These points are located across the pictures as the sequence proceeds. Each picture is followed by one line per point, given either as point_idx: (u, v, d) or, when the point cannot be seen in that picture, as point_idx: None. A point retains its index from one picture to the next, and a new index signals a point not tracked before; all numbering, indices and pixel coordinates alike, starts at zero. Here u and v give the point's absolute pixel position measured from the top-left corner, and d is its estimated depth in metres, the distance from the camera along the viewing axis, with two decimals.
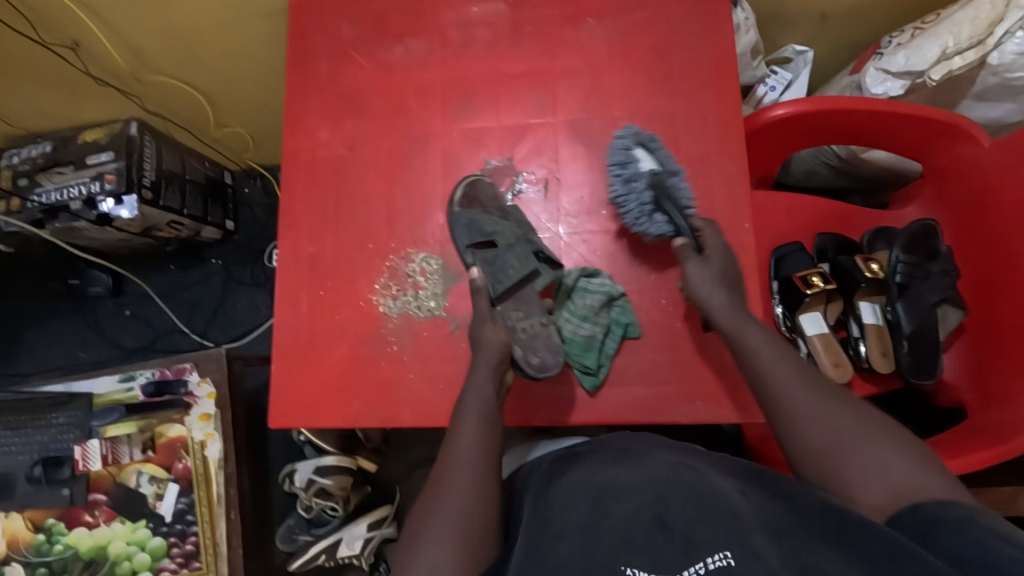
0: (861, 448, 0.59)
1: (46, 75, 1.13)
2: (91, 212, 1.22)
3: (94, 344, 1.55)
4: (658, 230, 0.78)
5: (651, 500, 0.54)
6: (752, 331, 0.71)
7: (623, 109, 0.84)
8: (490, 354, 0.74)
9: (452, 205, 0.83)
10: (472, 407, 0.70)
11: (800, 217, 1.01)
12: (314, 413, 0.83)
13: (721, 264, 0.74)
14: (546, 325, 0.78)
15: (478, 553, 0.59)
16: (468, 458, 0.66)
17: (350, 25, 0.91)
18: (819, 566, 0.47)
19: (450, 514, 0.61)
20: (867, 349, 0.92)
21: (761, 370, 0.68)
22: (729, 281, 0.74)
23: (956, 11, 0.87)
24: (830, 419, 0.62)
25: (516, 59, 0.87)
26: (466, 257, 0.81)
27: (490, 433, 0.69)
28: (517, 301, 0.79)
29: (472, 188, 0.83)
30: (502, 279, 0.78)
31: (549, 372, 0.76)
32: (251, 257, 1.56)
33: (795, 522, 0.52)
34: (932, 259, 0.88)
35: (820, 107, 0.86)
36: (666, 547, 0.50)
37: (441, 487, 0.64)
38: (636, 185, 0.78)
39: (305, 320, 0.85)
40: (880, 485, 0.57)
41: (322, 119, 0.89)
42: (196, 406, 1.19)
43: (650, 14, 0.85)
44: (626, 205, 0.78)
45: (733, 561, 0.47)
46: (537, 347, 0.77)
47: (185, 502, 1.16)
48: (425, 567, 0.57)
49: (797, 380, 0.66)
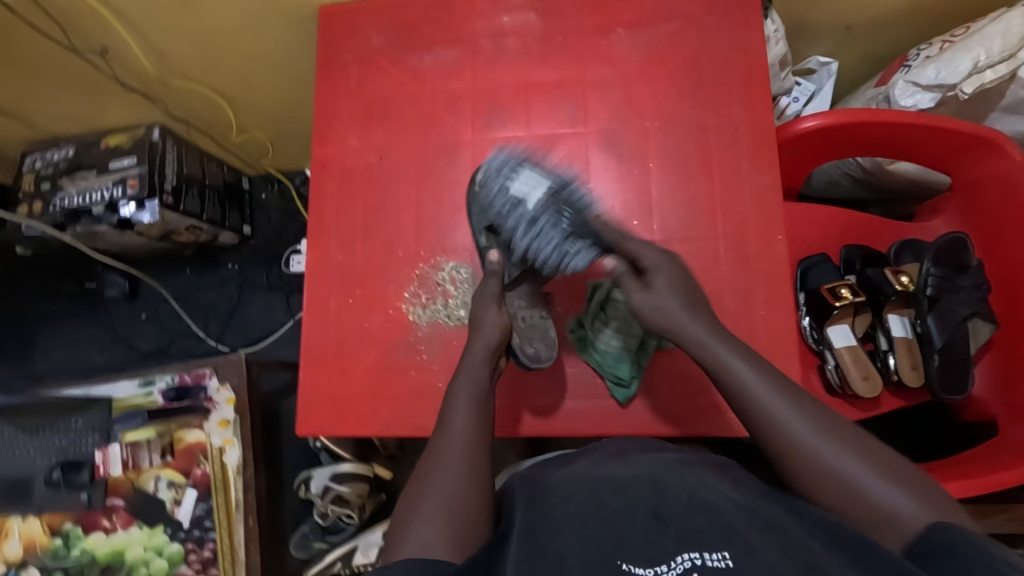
0: (872, 485, 0.55)
1: (72, 82, 1.13)
2: (113, 217, 1.22)
3: (108, 347, 1.54)
4: (582, 259, 0.76)
5: (648, 499, 0.56)
6: (730, 355, 0.66)
7: (654, 120, 0.84)
8: (490, 334, 0.74)
9: (473, 184, 0.83)
10: (464, 391, 0.70)
11: (826, 228, 1.01)
12: (344, 421, 0.83)
13: (670, 281, 0.72)
14: (546, 320, 0.80)
15: (471, 534, 0.58)
16: (459, 442, 0.65)
17: (380, 33, 0.91)
18: (818, 563, 0.47)
19: (442, 499, 0.60)
20: (896, 362, 0.91)
21: (748, 406, 0.63)
22: (685, 295, 0.71)
23: (986, 25, 0.87)
24: (824, 451, 0.58)
25: (546, 69, 0.87)
26: (481, 239, 0.81)
27: (482, 417, 0.68)
28: (522, 291, 0.80)
29: (493, 171, 0.83)
30: (517, 263, 0.78)
31: (541, 363, 0.78)
32: (268, 261, 1.56)
33: (791, 523, 0.53)
34: (961, 273, 0.88)
35: (851, 119, 0.86)
36: (661, 541, 0.51)
37: (433, 471, 0.63)
38: (541, 224, 0.75)
39: (332, 327, 0.86)
40: (880, 519, 0.53)
41: (352, 127, 0.90)
42: (215, 412, 1.19)
43: (681, 24, 0.85)
44: (540, 248, 0.75)
45: (731, 562, 0.47)
46: (533, 337, 0.78)
47: (205, 508, 1.15)
48: (417, 547, 0.56)
49: (790, 412, 0.60)
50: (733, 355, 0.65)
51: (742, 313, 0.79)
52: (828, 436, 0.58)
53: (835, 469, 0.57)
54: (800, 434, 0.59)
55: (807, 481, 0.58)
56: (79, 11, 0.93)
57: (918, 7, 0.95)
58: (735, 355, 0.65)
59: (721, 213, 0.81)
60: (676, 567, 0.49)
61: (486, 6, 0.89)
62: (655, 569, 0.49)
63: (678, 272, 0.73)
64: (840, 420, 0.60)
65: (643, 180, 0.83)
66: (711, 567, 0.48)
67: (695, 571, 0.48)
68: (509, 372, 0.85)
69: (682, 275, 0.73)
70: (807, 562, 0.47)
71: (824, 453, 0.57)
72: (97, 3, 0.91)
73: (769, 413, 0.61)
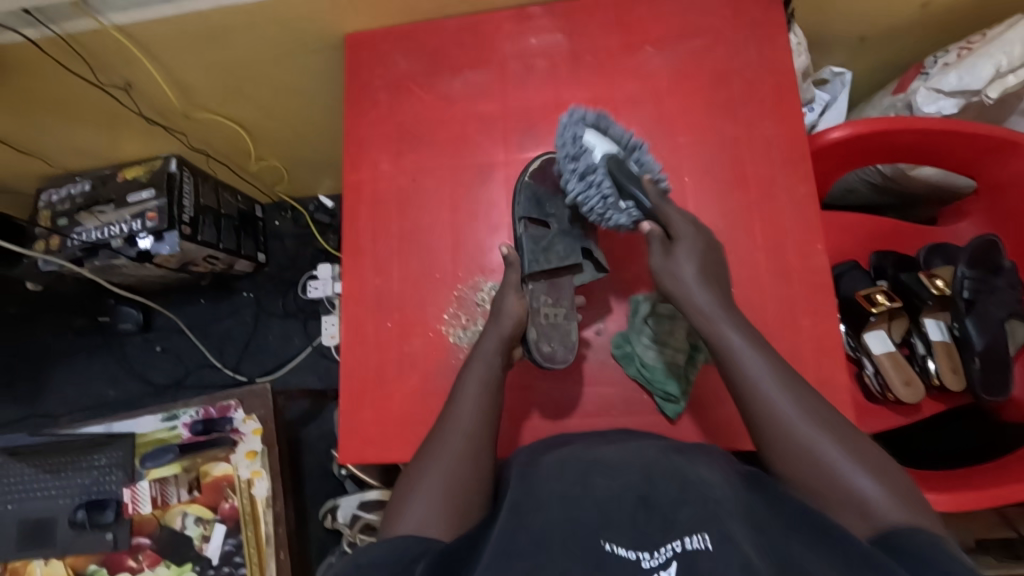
0: (841, 471, 0.55)
1: (91, 117, 1.12)
2: (132, 250, 1.20)
3: (123, 381, 1.51)
4: (627, 217, 0.77)
5: (639, 484, 0.55)
6: (735, 338, 0.65)
7: (686, 135, 0.86)
8: (506, 324, 0.74)
9: (524, 174, 0.83)
10: (476, 371, 0.71)
11: (854, 235, 1.02)
12: (388, 447, 0.83)
13: (702, 262, 0.72)
14: (570, 319, 0.79)
15: (468, 510, 0.59)
16: (466, 421, 0.66)
17: (408, 59, 0.92)
18: (797, 556, 0.46)
19: (439, 480, 0.60)
20: (937, 365, 0.91)
21: (743, 388, 0.63)
22: (709, 273, 0.71)
23: (1004, 32, 0.89)
24: (810, 437, 0.58)
25: (576, 90, 0.89)
26: (518, 226, 0.81)
27: (490, 398, 0.69)
28: (549, 286, 0.80)
29: (548, 165, 0.84)
30: (540, 259, 0.78)
31: (554, 363, 0.78)
32: (283, 288, 1.54)
33: (774, 515, 0.52)
34: (996, 275, 0.89)
35: (878, 128, 0.88)
36: (646, 528, 0.51)
37: (435, 448, 0.64)
38: (592, 177, 0.76)
39: (374, 351, 0.86)
40: (849, 508, 0.53)
41: (383, 152, 0.91)
42: (241, 443, 1.14)
43: (707, 40, 0.87)
44: (588, 201, 0.76)
45: (709, 544, 0.47)
46: (551, 336, 0.78)
47: (233, 543, 1.09)
48: (414, 522, 0.57)
49: (775, 391, 0.61)
50: (737, 335, 0.66)
51: (788, 323, 0.80)
52: (819, 423, 0.59)
53: (818, 455, 0.57)
54: (781, 411, 0.60)
55: (789, 464, 0.58)
56: (105, 46, 0.92)
57: (935, 17, 0.97)
58: (743, 341, 0.65)
59: (758, 222, 0.83)
60: (659, 556, 0.48)
61: (513, 28, 0.90)
62: (638, 554, 0.49)
63: (703, 245, 0.73)
64: (833, 413, 0.60)
65: (679, 194, 0.85)
66: (691, 552, 0.47)
67: (675, 559, 0.47)
68: (553, 391, 0.85)
69: (706, 249, 0.73)
70: (788, 560, 0.46)
71: (810, 438, 0.58)
72: (124, 37, 0.91)
73: (763, 395, 0.61)
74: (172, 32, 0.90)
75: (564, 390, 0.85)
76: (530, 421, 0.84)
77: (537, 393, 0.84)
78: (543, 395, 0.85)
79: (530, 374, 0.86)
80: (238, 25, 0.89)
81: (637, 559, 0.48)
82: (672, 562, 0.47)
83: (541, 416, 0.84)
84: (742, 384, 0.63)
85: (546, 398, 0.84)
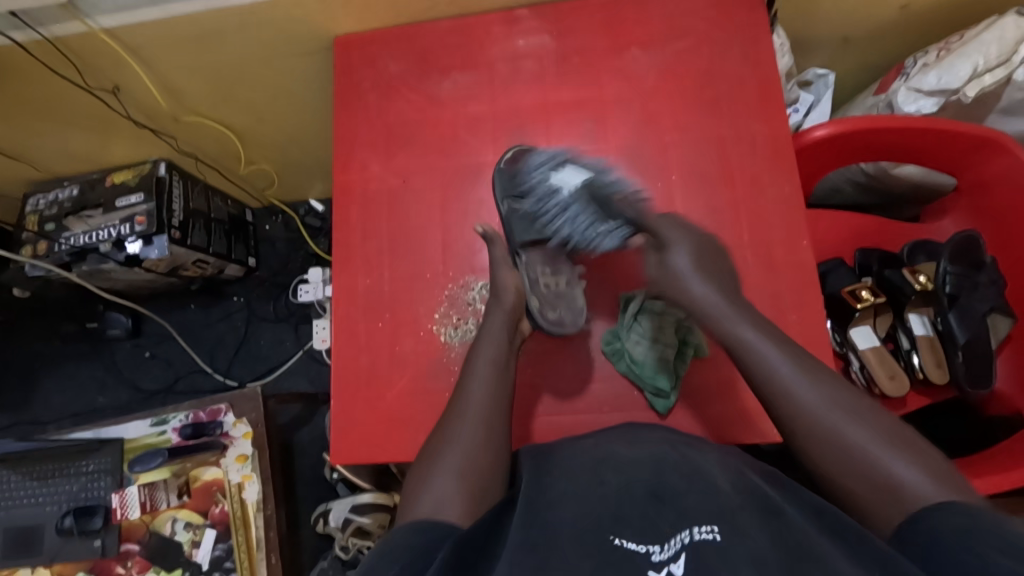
0: (872, 452, 0.56)
1: (80, 121, 1.11)
2: (120, 254, 1.18)
3: (112, 388, 1.50)
4: (616, 236, 0.81)
5: (648, 477, 0.54)
6: (761, 336, 0.66)
7: (674, 134, 0.87)
8: (508, 298, 0.78)
9: (498, 164, 0.87)
10: (486, 353, 0.73)
11: (838, 234, 1.04)
12: (379, 447, 0.83)
13: (696, 242, 0.75)
14: (573, 285, 0.82)
15: (482, 500, 0.59)
16: (476, 404, 0.67)
17: (397, 61, 0.93)
18: (817, 551, 0.46)
19: (454, 466, 0.61)
20: (921, 360, 0.93)
21: (772, 392, 0.63)
22: (705, 258, 0.75)
23: (981, 32, 0.91)
24: (836, 425, 0.59)
25: (564, 90, 0.90)
26: (501, 207, 0.84)
27: (501, 383, 0.70)
28: (544, 257, 0.82)
29: (522, 153, 0.87)
30: (527, 231, 0.82)
31: (563, 328, 0.80)
32: (274, 292, 1.53)
33: (785, 502, 0.53)
34: (978, 270, 0.91)
35: (860, 127, 0.89)
36: (657, 520, 0.50)
37: (448, 437, 0.65)
38: (572, 210, 0.82)
39: (364, 351, 0.86)
40: (885, 494, 0.54)
41: (373, 152, 0.92)
42: (232, 447, 1.12)
43: (692, 42, 0.89)
44: (572, 232, 0.82)
45: (718, 536, 0.47)
46: (556, 304, 0.80)
47: (223, 548, 1.07)
48: (429, 507, 0.58)
49: (797, 380, 0.62)
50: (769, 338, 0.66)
51: (776, 318, 0.81)
52: (845, 413, 0.59)
53: (850, 446, 0.57)
54: (803, 401, 0.61)
55: (821, 462, 0.59)
56: (92, 47, 0.92)
57: (913, 19, 0.99)
58: (764, 343, 0.66)
59: (745, 220, 0.84)
60: (668, 548, 0.48)
61: (501, 30, 0.92)
62: (648, 547, 0.48)
63: (695, 243, 0.76)
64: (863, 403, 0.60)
65: (667, 192, 0.86)
66: (700, 542, 0.47)
67: (686, 550, 0.47)
68: (544, 389, 0.85)
69: (698, 247, 0.75)
70: (807, 554, 0.46)
71: (838, 428, 0.59)
72: (111, 39, 0.90)
73: (795, 398, 0.62)
74: (162, 34, 0.90)
75: (557, 386, 0.85)
76: (521, 419, 0.84)
77: (529, 392, 0.85)
78: (534, 394, 0.85)
79: (521, 372, 0.86)
80: (228, 27, 0.89)
81: (646, 552, 0.48)
82: (683, 553, 0.47)
83: (533, 414, 0.84)
84: (765, 384, 0.64)
85: (540, 394, 0.85)
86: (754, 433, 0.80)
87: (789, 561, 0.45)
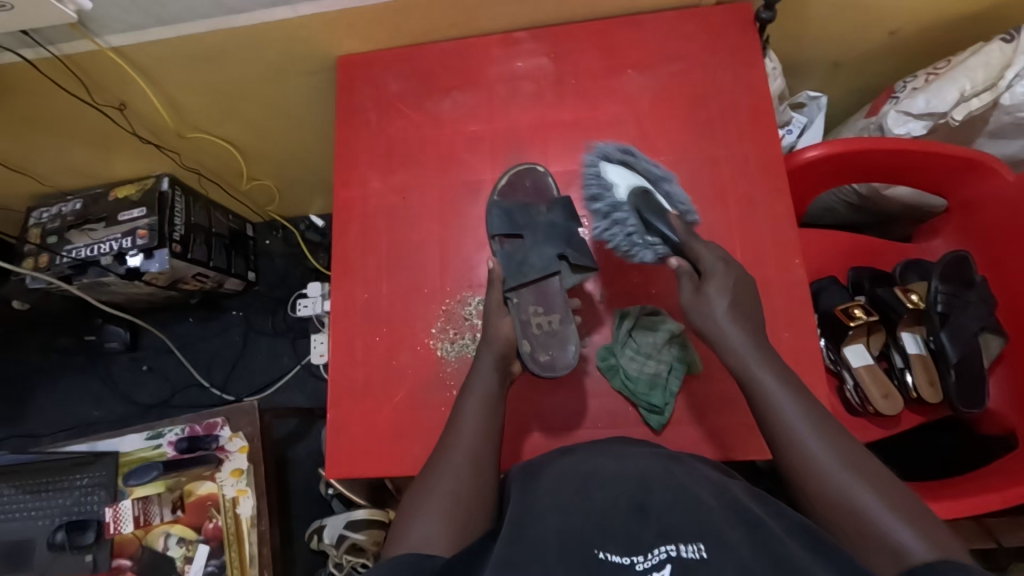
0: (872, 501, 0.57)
1: (87, 137, 1.13)
2: (120, 267, 1.19)
3: (109, 402, 1.50)
4: (654, 252, 0.81)
5: (635, 492, 0.55)
6: None
7: (667, 154, 0.90)
8: (497, 343, 0.78)
9: (494, 193, 0.87)
10: (477, 391, 0.73)
11: (831, 253, 1.06)
12: (375, 461, 0.83)
13: (724, 271, 0.75)
14: (565, 324, 0.79)
15: (468, 530, 0.60)
16: (467, 439, 0.68)
17: (398, 80, 0.95)
18: (796, 562, 0.47)
19: (444, 497, 0.62)
20: (914, 379, 0.94)
21: (778, 429, 0.65)
22: (737, 296, 0.74)
23: (967, 58, 0.93)
24: (837, 474, 0.59)
25: (560, 112, 0.92)
26: (494, 245, 0.84)
27: (491, 419, 0.71)
28: (536, 295, 0.80)
29: (519, 176, 0.87)
30: (520, 272, 0.79)
31: (555, 371, 0.77)
32: (273, 306, 1.54)
33: (772, 521, 0.54)
34: (969, 288, 0.92)
35: (848, 148, 0.91)
36: (640, 533, 0.51)
37: (438, 468, 0.66)
38: (619, 215, 0.81)
39: (361, 365, 0.87)
40: (874, 537, 0.55)
41: (373, 169, 0.94)
42: (227, 461, 1.11)
43: (686, 64, 0.91)
44: (613, 238, 0.82)
45: (705, 554, 0.48)
46: (548, 345, 0.78)
47: (215, 564, 1.05)
48: (417, 539, 0.58)
49: (804, 424, 0.64)
50: None
51: (767, 335, 0.82)
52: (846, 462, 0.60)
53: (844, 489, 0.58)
54: (809, 444, 0.62)
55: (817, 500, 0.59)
56: (98, 64, 0.94)
57: (903, 44, 1.02)
58: (775, 390, 0.67)
59: (738, 239, 0.86)
60: (652, 558, 0.49)
61: (499, 53, 0.94)
62: (632, 558, 0.49)
63: (735, 281, 0.75)
64: (863, 455, 0.61)
65: None
66: (686, 559, 0.48)
67: (670, 562, 0.48)
68: (539, 404, 0.86)
69: (735, 282, 0.75)
70: (784, 564, 0.47)
71: (836, 472, 0.60)
72: (117, 56, 0.92)
73: (799, 441, 0.63)
74: (167, 53, 0.92)
75: (551, 401, 0.86)
76: (515, 434, 0.85)
77: (526, 409, 0.86)
78: (529, 409, 0.86)
79: (517, 388, 0.87)
80: (233, 47, 0.92)
81: (631, 564, 0.49)
82: (666, 565, 0.48)
83: (527, 429, 0.85)
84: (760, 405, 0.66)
85: (536, 410, 0.86)
86: (749, 449, 0.81)
87: (771, 568, 0.46)
